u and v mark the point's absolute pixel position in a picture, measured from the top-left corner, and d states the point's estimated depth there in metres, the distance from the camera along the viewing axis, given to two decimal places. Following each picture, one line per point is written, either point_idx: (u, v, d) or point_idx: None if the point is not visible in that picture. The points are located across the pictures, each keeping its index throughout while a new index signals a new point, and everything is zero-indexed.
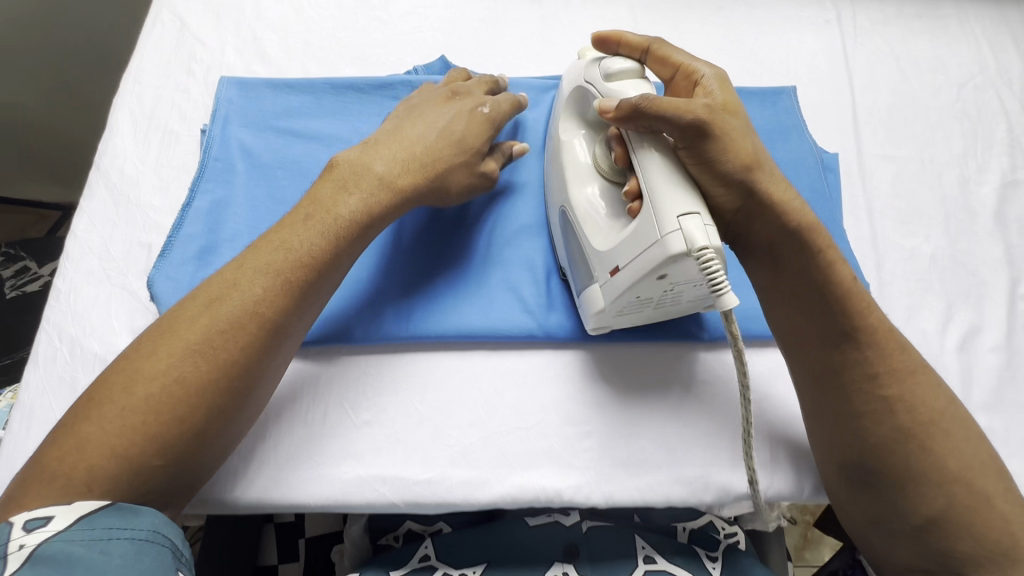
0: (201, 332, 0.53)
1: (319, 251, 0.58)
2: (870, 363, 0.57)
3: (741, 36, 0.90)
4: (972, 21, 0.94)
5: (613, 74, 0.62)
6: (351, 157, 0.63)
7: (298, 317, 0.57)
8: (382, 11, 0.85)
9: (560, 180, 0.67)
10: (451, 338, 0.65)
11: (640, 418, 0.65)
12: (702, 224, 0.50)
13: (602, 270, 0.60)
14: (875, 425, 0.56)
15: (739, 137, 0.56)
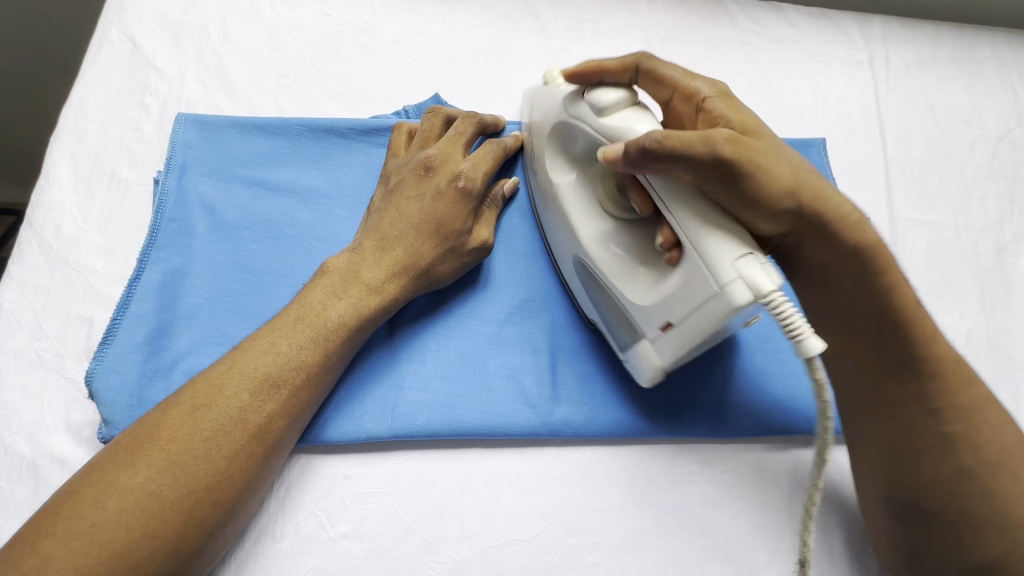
0: (183, 444, 0.47)
1: (309, 360, 0.53)
2: (937, 397, 0.51)
3: (767, 76, 0.82)
4: (1009, 67, 0.87)
5: (606, 108, 0.53)
6: (341, 261, 0.58)
7: (290, 425, 0.52)
8: (369, 37, 0.75)
9: (566, 226, 0.60)
10: (441, 436, 0.58)
11: (653, 526, 0.58)
12: (760, 264, 0.44)
13: (648, 326, 0.53)
14: (931, 463, 0.51)
15: (773, 159, 0.50)
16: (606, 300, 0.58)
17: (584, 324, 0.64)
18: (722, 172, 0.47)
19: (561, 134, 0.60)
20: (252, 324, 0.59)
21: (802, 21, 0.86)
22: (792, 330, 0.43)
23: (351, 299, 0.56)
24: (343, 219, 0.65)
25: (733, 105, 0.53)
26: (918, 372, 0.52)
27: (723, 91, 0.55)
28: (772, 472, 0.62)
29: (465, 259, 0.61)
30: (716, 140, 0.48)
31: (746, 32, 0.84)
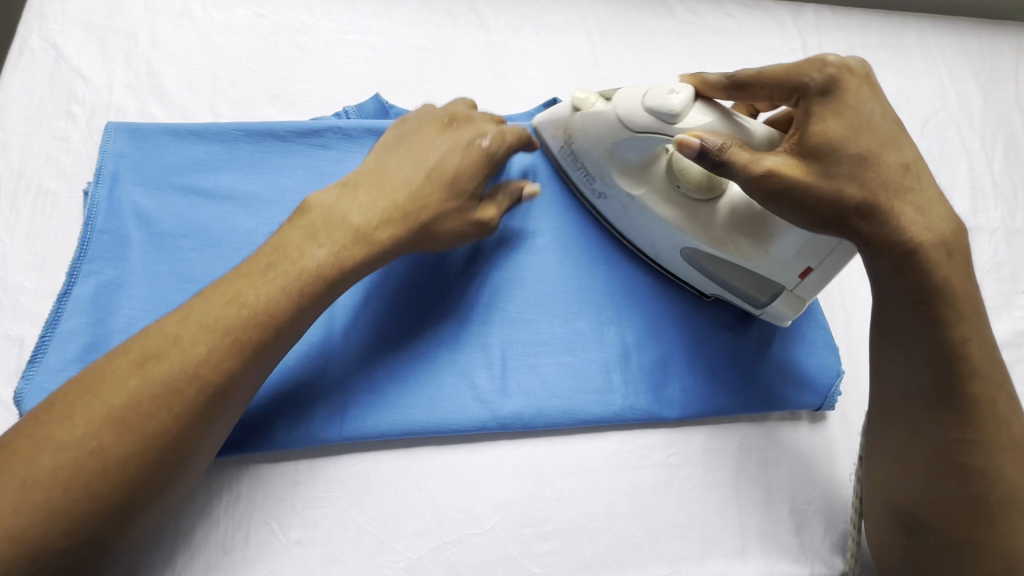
0: (127, 398, 0.44)
1: (271, 311, 0.50)
2: (955, 427, 0.49)
3: (706, 68, 0.84)
4: (935, 52, 0.91)
5: (679, 115, 0.54)
6: (325, 200, 0.56)
7: (246, 380, 0.49)
8: (306, 38, 0.74)
9: (660, 226, 0.63)
10: (393, 436, 0.58)
11: (606, 511, 0.60)
12: None
13: (787, 279, 0.58)
14: (923, 484, 0.51)
15: (876, 157, 0.49)
16: (719, 267, 0.62)
17: (537, 318, 0.65)
18: (790, 198, 0.49)
19: (621, 146, 0.62)
20: None
21: (739, 11, 0.88)
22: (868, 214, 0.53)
23: (332, 245, 0.54)
24: (284, 223, 0.64)
25: (838, 108, 0.49)
26: (953, 402, 0.49)
27: (829, 87, 0.50)
28: (719, 451, 0.64)
29: (468, 220, 0.60)
30: (767, 160, 0.49)
31: (685, 23, 0.86)
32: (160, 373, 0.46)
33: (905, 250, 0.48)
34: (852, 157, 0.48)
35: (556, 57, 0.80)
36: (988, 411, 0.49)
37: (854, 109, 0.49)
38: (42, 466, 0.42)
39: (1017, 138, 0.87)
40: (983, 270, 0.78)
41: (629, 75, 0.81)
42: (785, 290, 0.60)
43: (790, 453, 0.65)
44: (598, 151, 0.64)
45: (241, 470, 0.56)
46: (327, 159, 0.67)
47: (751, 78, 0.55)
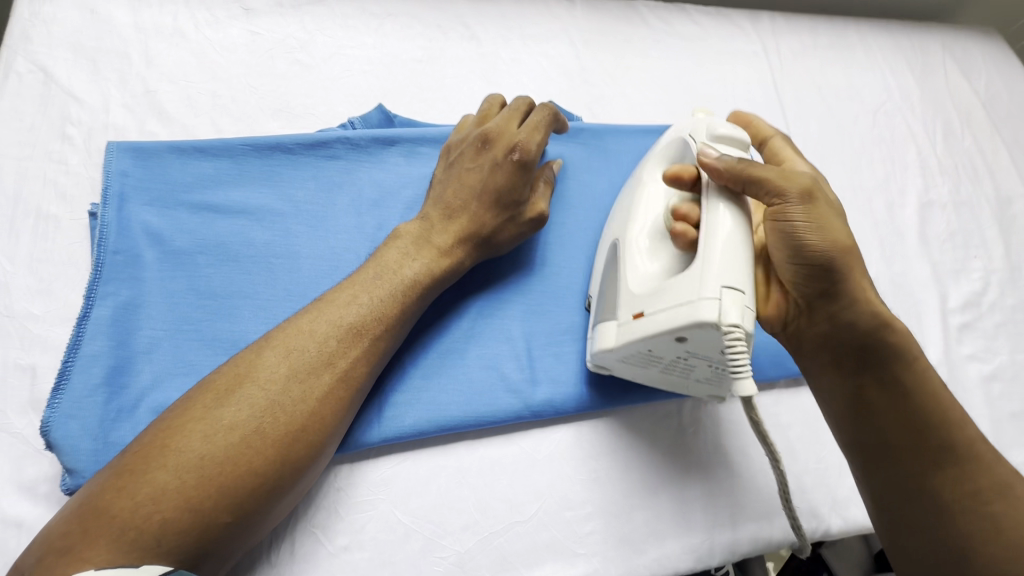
0: (280, 385, 0.49)
1: (387, 312, 0.56)
2: (966, 479, 0.52)
3: (682, 70, 0.90)
4: (875, 50, 1.02)
5: (720, 136, 0.58)
6: (412, 226, 0.62)
7: (371, 372, 0.55)
8: (303, 54, 0.75)
9: (626, 213, 0.65)
10: (431, 433, 0.59)
11: (640, 489, 0.62)
12: (741, 303, 0.49)
13: (622, 311, 0.57)
14: (986, 545, 0.50)
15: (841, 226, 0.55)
16: (609, 284, 0.62)
17: (555, 309, 0.67)
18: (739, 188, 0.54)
19: (678, 149, 0.64)
20: (220, 351, 0.57)
21: (704, 19, 0.95)
22: (734, 371, 0.48)
23: (424, 259, 0.60)
24: (301, 234, 0.64)
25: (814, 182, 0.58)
26: (956, 454, 0.53)
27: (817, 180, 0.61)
28: (737, 421, 0.68)
29: (523, 228, 0.65)
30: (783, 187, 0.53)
31: (658, 31, 0.92)
32: (305, 363, 0.51)
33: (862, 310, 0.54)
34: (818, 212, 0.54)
35: (545, 65, 0.84)
36: (983, 456, 0.53)
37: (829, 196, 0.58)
38: (210, 447, 0.45)
39: (952, 123, 0.98)
40: (940, 240, 0.87)
41: (614, 79, 0.86)
42: (614, 325, 0.59)
43: (798, 418, 0.70)
44: (661, 145, 0.67)
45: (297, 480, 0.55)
46: (338, 169, 0.68)
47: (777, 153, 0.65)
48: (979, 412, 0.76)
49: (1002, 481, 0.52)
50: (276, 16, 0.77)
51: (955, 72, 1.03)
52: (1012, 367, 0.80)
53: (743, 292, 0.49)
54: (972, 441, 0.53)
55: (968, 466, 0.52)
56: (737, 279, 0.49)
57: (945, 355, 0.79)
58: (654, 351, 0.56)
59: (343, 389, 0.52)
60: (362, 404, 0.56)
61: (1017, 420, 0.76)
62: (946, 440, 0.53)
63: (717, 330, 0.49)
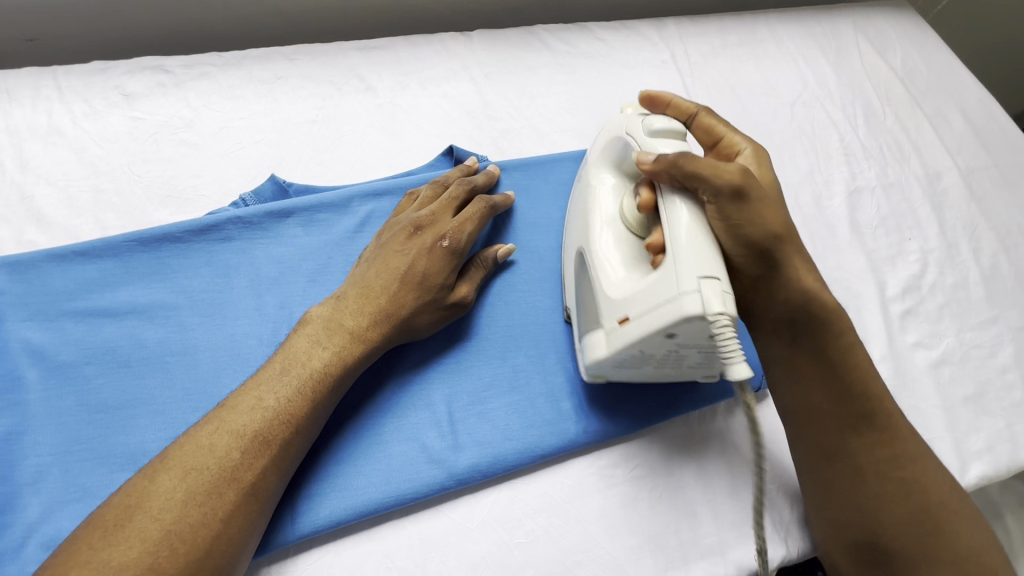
0: (176, 512, 0.46)
1: (295, 411, 0.53)
2: (884, 447, 0.55)
3: (589, 89, 0.89)
4: (786, 41, 1.01)
5: (657, 130, 0.58)
6: (322, 309, 0.59)
7: (280, 476, 0.52)
8: (189, 132, 0.73)
9: (585, 221, 0.63)
10: (351, 520, 0.56)
11: (583, 542, 0.59)
12: (721, 289, 0.48)
13: (607, 318, 0.56)
14: (892, 506, 0.54)
15: (774, 207, 0.57)
16: (587, 285, 0.61)
17: (476, 365, 0.64)
18: (686, 185, 0.53)
19: (620, 148, 0.63)
20: (115, 469, 0.54)
21: (608, 35, 0.94)
22: (727, 354, 0.48)
23: (335, 347, 0.57)
24: (197, 327, 0.61)
25: (756, 158, 0.63)
26: (874, 423, 0.56)
27: (760, 154, 0.63)
28: (698, 444, 0.66)
29: (444, 313, 0.63)
30: (724, 177, 0.52)
31: (561, 53, 0.90)
32: (206, 482, 0.48)
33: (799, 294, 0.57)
34: (760, 198, 0.54)
35: (446, 106, 0.82)
36: (899, 426, 0.56)
37: (772, 172, 0.62)
38: None
39: (872, 104, 0.97)
40: (873, 226, 0.85)
41: (519, 109, 0.84)
42: (602, 331, 0.57)
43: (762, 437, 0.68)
44: (601, 145, 0.67)
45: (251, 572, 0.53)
46: (232, 251, 0.65)
47: (708, 125, 0.65)
48: (932, 401, 0.74)
49: (915, 451, 0.55)
50: (157, 97, 0.74)
51: (869, 51, 1.02)
52: (960, 348, 0.78)
53: (720, 279, 0.48)
54: (891, 412, 0.56)
55: (882, 433, 0.56)
56: (712, 266, 0.48)
57: (891, 346, 0.76)
58: (646, 350, 0.54)
59: (250, 504, 0.49)
60: (275, 508, 0.53)
61: (971, 403, 0.74)
62: (872, 409, 0.56)
63: (703, 321, 0.48)
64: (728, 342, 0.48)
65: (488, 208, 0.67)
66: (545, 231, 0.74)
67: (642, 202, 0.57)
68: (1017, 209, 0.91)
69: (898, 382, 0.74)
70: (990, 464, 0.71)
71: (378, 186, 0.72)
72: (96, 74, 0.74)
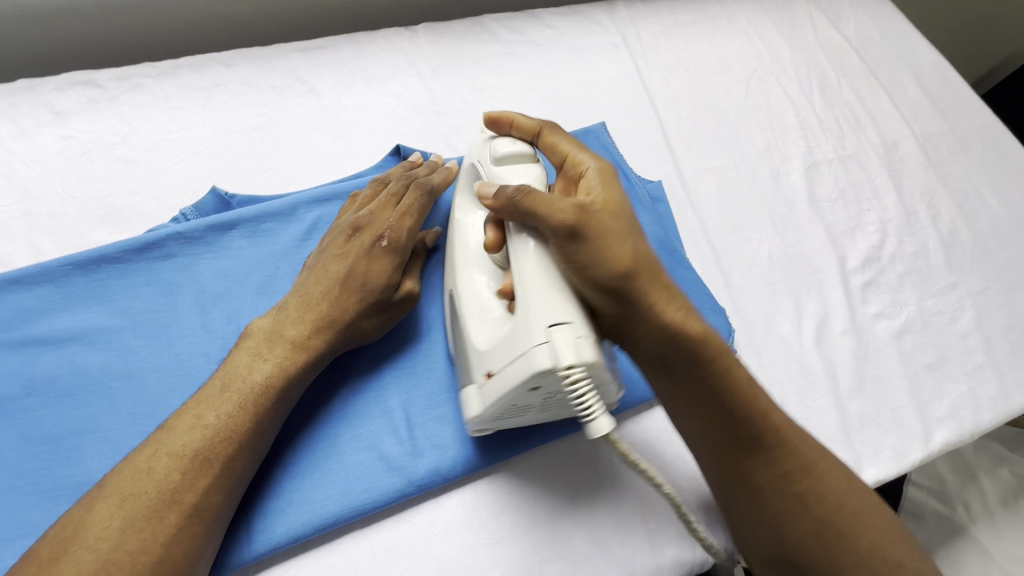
0: (113, 540, 0.45)
1: (237, 428, 0.52)
2: (778, 463, 0.51)
3: (540, 78, 0.87)
4: (739, 16, 0.99)
5: (501, 157, 0.58)
6: (264, 322, 0.58)
7: (229, 495, 0.51)
8: (125, 148, 0.71)
9: (451, 263, 0.61)
10: (311, 535, 0.55)
11: (549, 539, 0.59)
12: (573, 335, 0.45)
13: (476, 371, 0.53)
14: (795, 521, 0.50)
15: (618, 237, 0.49)
16: (461, 346, 0.58)
17: (433, 366, 0.63)
18: (527, 222, 0.51)
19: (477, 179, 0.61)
20: (60, 501, 0.53)
21: (557, 21, 0.92)
22: (581, 406, 0.45)
23: (277, 358, 0.55)
24: (140, 348, 0.60)
25: (607, 176, 0.54)
26: (764, 442, 0.51)
27: (607, 173, 0.54)
28: None
29: (391, 313, 0.62)
30: (568, 204, 0.49)
31: (509, 43, 0.89)
32: (145, 507, 0.47)
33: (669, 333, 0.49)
34: (598, 232, 0.48)
35: (393, 104, 0.80)
36: (790, 436, 0.52)
37: (621, 191, 0.53)
38: None
39: (827, 76, 0.96)
40: (831, 200, 0.85)
41: (468, 103, 0.83)
42: (474, 387, 0.54)
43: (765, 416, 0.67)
44: (467, 177, 0.64)
45: None
46: (173, 267, 0.63)
47: (553, 144, 0.58)
48: (894, 370, 0.74)
49: (809, 461, 0.52)
50: (89, 113, 0.71)
51: (822, 22, 1.01)
52: (921, 316, 0.78)
53: (573, 323, 0.46)
54: (776, 424, 0.51)
55: (778, 448, 0.51)
56: (562, 313, 0.46)
57: (853, 318, 0.76)
58: (518, 402, 0.51)
59: (195, 526, 0.48)
60: (229, 527, 0.52)
61: (933, 370, 0.75)
62: (755, 429, 0.51)
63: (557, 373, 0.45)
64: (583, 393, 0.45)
65: (423, 190, 0.65)
66: None
67: (490, 241, 0.56)
68: (974, 173, 0.91)
69: (860, 354, 0.74)
70: (953, 429, 0.71)
71: (324, 190, 0.70)
72: (23, 93, 0.71)
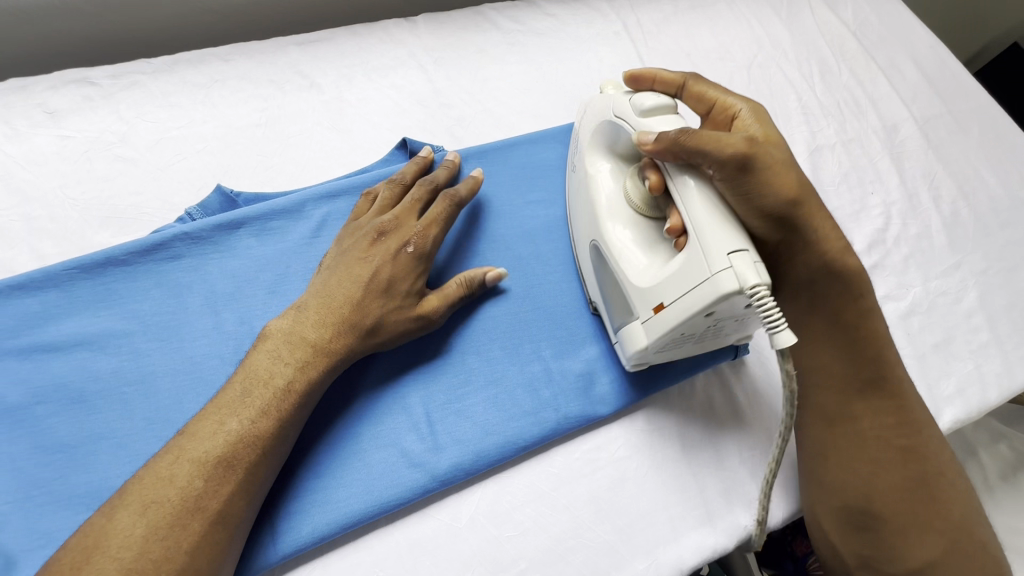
0: (136, 549, 0.44)
1: (260, 433, 0.51)
2: (892, 414, 0.58)
3: (543, 67, 0.86)
4: (738, 2, 0.99)
5: (649, 109, 0.57)
6: (282, 322, 0.57)
7: (251, 500, 0.50)
8: (124, 147, 0.69)
9: (591, 211, 0.63)
10: (335, 534, 0.54)
11: (573, 529, 0.59)
12: (751, 260, 0.48)
13: (641, 307, 0.56)
14: (886, 473, 0.57)
15: (783, 169, 0.55)
16: (613, 290, 0.61)
17: (452, 362, 0.63)
18: (691, 161, 0.52)
19: (610, 132, 0.63)
20: (79, 510, 0.52)
21: (557, 9, 0.91)
22: (770, 323, 0.46)
23: (298, 362, 0.54)
24: (153, 352, 0.59)
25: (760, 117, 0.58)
26: (882, 389, 0.59)
27: (760, 114, 0.58)
28: (690, 413, 0.66)
29: (414, 323, 0.60)
30: (742, 139, 0.53)
31: (510, 32, 0.88)
32: (168, 515, 0.46)
33: (825, 260, 0.58)
34: (768, 164, 0.54)
35: (396, 97, 0.79)
36: (908, 397, 0.59)
37: (777, 130, 0.58)
38: None
39: (827, 60, 0.97)
40: (835, 184, 0.86)
41: (472, 94, 0.82)
42: (640, 323, 0.57)
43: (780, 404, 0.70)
44: (591, 131, 0.66)
45: None
46: (183, 268, 0.62)
47: (701, 92, 0.61)
48: (903, 350, 0.75)
49: (920, 422, 0.59)
50: (85, 112, 0.69)
51: (820, 6, 1.02)
52: (927, 297, 0.79)
53: (749, 250, 0.48)
54: (901, 380, 0.60)
55: (890, 403, 0.59)
56: (738, 241, 0.48)
57: None
58: (688, 331, 0.54)
59: (219, 532, 0.48)
60: (250, 531, 0.52)
61: (940, 349, 0.76)
62: (883, 376, 0.59)
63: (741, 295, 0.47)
64: (771, 311, 0.46)
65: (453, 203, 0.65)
66: (510, 218, 0.72)
67: (652, 184, 0.57)
68: (973, 154, 0.92)
69: None
70: (962, 407, 0.73)
71: (333, 186, 0.69)
72: (14, 92, 0.69)
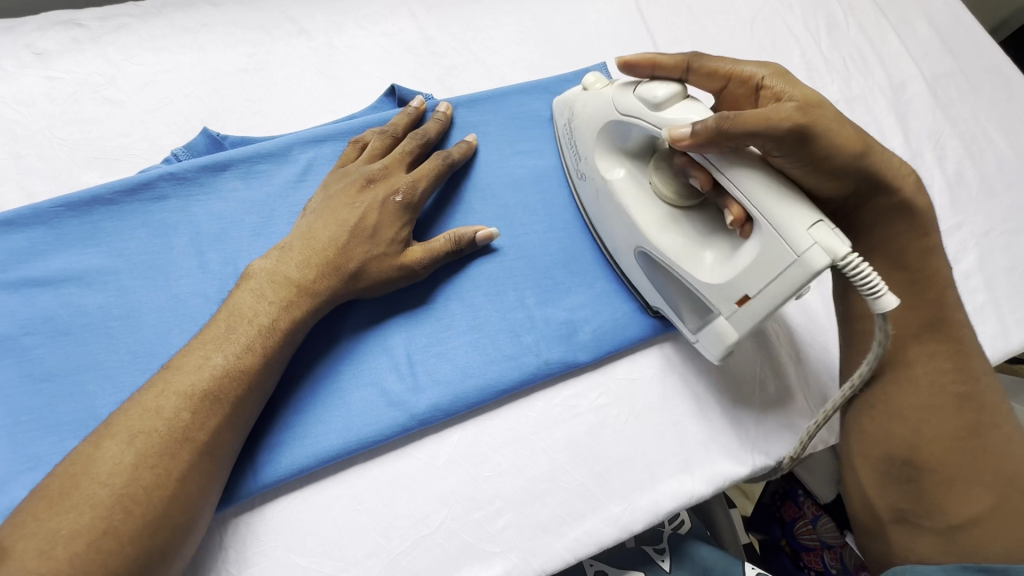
0: (126, 476, 0.45)
1: (245, 368, 0.52)
2: (945, 359, 0.59)
3: (538, 18, 0.84)
4: None
5: (661, 102, 0.54)
6: (266, 262, 0.57)
7: (235, 433, 0.51)
8: (112, 90, 0.69)
9: (625, 219, 0.61)
10: (314, 468, 0.56)
11: (550, 472, 0.60)
12: (830, 228, 0.47)
13: (721, 304, 0.54)
14: (933, 421, 0.57)
15: (839, 125, 0.53)
16: (671, 286, 0.60)
17: (434, 306, 0.63)
18: (740, 144, 0.50)
19: (618, 131, 0.60)
20: (66, 436, 0.53)
21: None
22: (871, 289, 0.46)
23: (283, 301, 0.55)
24: (140, 289, 0.59)
25: (784, 78, 0.56)
26: (937, 330, 0.60)
27: (782, 75, 0.56)
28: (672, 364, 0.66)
29: (399, 270, 0.60)
30: (787, 111, 0.50)
31: None
32: (156, 445, 0.47)
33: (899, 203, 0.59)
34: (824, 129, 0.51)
35: (387, 45, 0.78)
36: (965, 344, 0.60)
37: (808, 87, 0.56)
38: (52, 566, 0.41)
39: (836, 15, 0.93)
40: None
41: (464, 44, 0.80)
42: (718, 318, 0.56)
43: (768, 361, 0.69)
44: (593, 134, 0.63)
45: (218, 522, 0.54)
46: (169, 210, 0.63)
47: (716, 67, 0.58)
48: None
49: (976, 370, 0.59)
50: (73, 54, 0.69)
51: None
52: None
53: (824, 219, 0.47)
54: (961, 324, 0.60)
55: (948, 346, 0.60)
56: (810, 214, 0.47)
57: None
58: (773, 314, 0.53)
59: (206, 463, 0.49)
60: (234, 464, 0.53)
61: None
62: (946, 317, 0.60)
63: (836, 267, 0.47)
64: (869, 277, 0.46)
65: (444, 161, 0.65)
66: (497, 167, 0.71)
67: (699, 182, 0.55)
68: (983, 115, 0.89)
69: None
70: None
71: (320, 132, 0.68)
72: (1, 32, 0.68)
